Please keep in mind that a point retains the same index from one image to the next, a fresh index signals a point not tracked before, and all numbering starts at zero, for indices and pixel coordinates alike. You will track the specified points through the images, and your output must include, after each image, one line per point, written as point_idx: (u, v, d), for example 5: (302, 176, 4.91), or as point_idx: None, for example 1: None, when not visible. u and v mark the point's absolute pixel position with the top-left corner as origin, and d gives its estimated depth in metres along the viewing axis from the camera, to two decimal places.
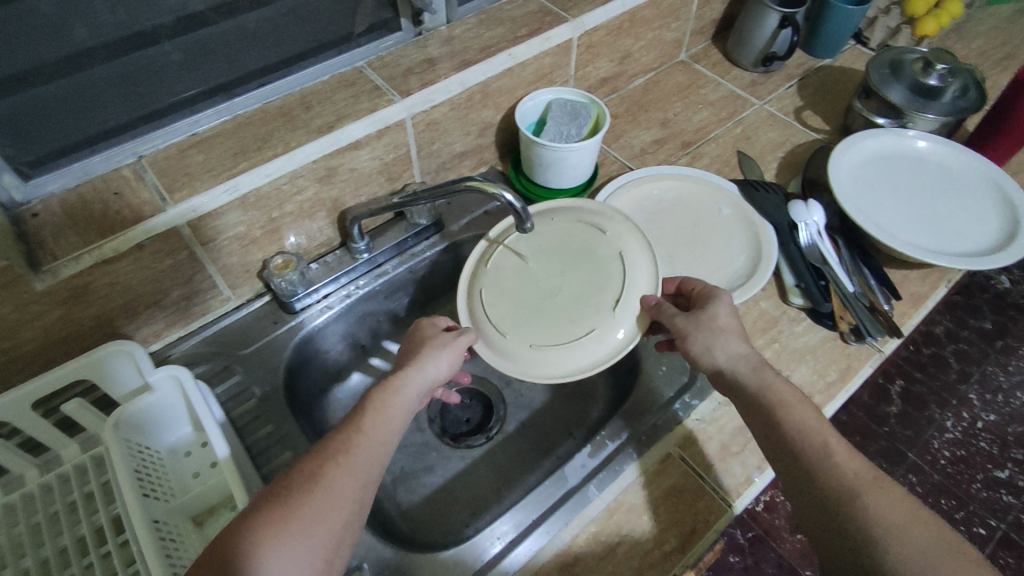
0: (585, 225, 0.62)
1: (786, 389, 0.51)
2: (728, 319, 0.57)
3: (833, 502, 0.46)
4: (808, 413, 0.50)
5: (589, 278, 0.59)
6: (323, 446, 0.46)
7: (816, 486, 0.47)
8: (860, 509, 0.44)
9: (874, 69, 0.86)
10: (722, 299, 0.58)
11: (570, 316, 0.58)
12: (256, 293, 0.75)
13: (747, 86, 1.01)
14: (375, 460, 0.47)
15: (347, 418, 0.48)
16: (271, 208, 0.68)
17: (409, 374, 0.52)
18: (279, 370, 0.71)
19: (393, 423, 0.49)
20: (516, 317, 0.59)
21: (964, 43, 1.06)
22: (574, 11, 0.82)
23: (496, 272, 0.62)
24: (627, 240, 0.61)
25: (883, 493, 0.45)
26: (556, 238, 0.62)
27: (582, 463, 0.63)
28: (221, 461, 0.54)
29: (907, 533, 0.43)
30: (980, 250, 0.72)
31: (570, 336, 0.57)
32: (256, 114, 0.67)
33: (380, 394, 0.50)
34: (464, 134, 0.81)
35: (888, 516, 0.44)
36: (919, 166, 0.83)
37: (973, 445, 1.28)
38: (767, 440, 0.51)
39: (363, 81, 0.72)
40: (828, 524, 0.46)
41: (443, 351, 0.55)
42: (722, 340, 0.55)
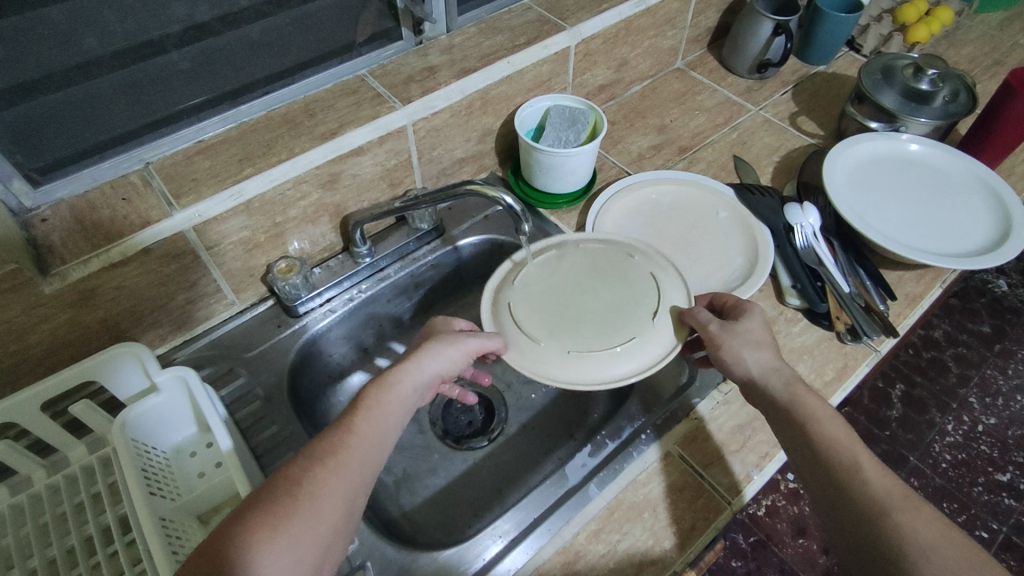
0: (612, 250, 0.66)
1: (818, 406, 0.52)
2: (763, 334, 0.58)
3: (863, 516, 0.45)
4: (840, 431, 0.50)
5: (624, 294, 0.61)
6: (313, 449, 0.46)
7: (845, 500, 0.47)
8: (892, 526, 0.44)
9: (865, 75, 0.88)
10: (755, 313, 0.59)
11: (609, 326, 0.59)
12: (260, 297, 0.77)
13: (742, 92, 1.03)
14: (368, 461, 0.47)
15: (339, 419, 0.49)
16: (275, 213, 0.69)
17: (405, 370, 0.52)
18: (283, 372, 0.72)
19: (386, 422, 0.49)
20: (552, 327, 0.59)
21: (954, 49, 1.08)
22: (572, 20, 0.84)
23: (524, 287, 0.63)
24: (659, 261, 0.65)
25: (915, 513, 0.44)
26: (588, 259, 0.65)
27: (582, 463, 0.64)
28: (226, 455, 0.55)
29: (936, 552, 0.42)
30: (973, 250, 0.74)
31: (612, 344, 0.57)
32: (261, 120, 0.69)
33: (374, 392, 0.50)
34: (465, 140, 0.83)
35: (917, 533, 0.43)
36: (915, 169, 0.84)
37: (975, 448, 1.32)
38: (799, 452, 0.52)
39: (364, 89, 0.74)
40: (857, 539, 0.46)
41: (444, 348, 0.55)
42: (756, 352, 0.56)
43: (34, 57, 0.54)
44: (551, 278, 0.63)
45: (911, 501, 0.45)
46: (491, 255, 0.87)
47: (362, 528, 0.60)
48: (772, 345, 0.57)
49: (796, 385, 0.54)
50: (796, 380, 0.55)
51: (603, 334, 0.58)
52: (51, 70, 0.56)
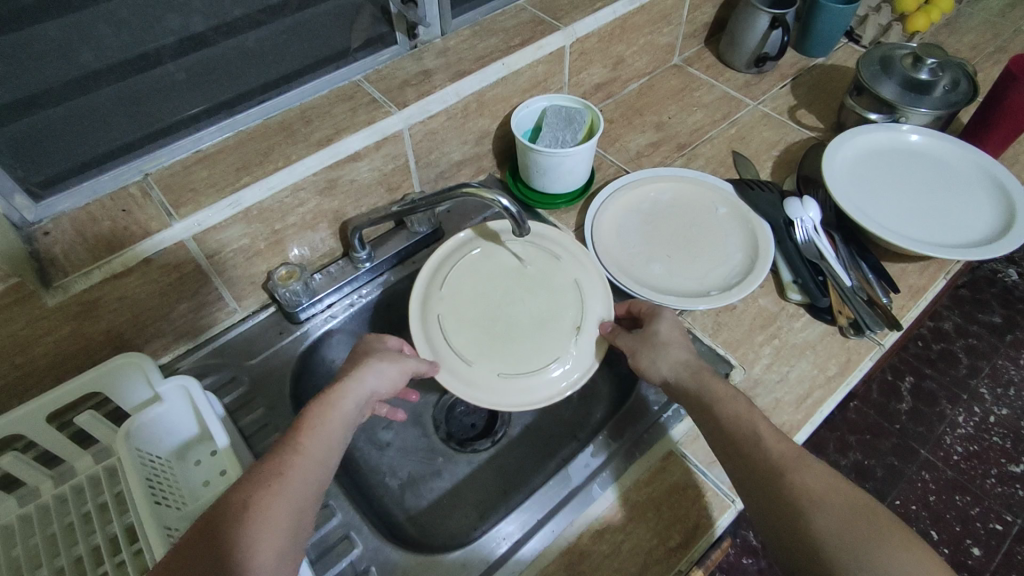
0: (539, 258, 0.73)
1: (721, 387, 0.54)
2: (671, 334, 0.61)
3: (763, 481, 0.47)
4: (739, 406, 0.52)
5: (550, 310, 0.69)
6: (257, 472, 0.46)
7: (750, 470, 0.49)
8: (788, 484, 0.46)
9: (864, 66, 0.87)
10: (665, 317, 0.63)
11: (536, 346, 0.67)
12: (262, 304, 0.77)
13: (740, 87, 1.03)
14: (314, 477, 0.48)
15: (282, 441, 0.49)
16: (274, 220, 0.70)
17: (347, 389, 0.54)
18: (285, 379, 0.72)
19: (329, 440, 0.50)
20: (482, 350, 0.67)
21: (955, 37, 1.07)
22: (566, 20, 0.84)
23: (455, 301, 0.70)
24: (583, 269, 0.72)
25: (809, 468, 0.47)
26: (513, 275, 0.72)
27: (585, 462, 0.63)
28: (222, 450, 0.57)
29: (826, 501, 0.45)
30: (976, 241, 0.73)
31: (537, 363, 0.66)
32: (257, 128, 0.70)
33: (315, 412, 0.51)
34: (462, 143, 0.83)
35: (809, 486, 0.46)
36: (915, 161, 0.83)
37: (986, 440, 1.34)
38: (713, 438, 0.53)
39: (360, 95, 0.74)
40: (763, 505, 0.47)
41: (385, 364, 0.58)
42: (665, 353, 0.60)
43: (32, 73, 0.55)
44: (479, 292, 0.71)
45: (802, 460, 0.47)
46: None
47: (366, 533, 0.60)
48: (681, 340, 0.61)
49: (697, 368, 0.57)
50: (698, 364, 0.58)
51: (529, 355, 0.67)
52: (49, 84, 0.56)
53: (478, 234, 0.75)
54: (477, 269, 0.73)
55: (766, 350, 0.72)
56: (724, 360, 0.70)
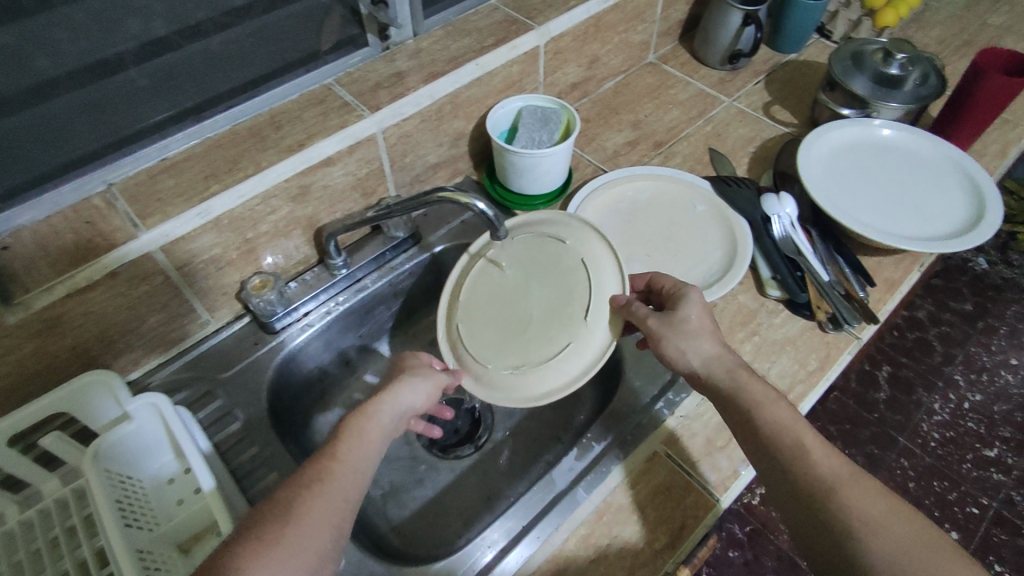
0: (544, 240, 0.65)
1: (760, 390, 0.53)
2: (700, 321, 0.58)
3: (815, 501, 0.48)
4: (785, 414, 0.52)
5: (558, 294, 0.62)
6: (300, 475, 0.47)
7: (796, 488, 0.49)
8: (841, 508, 0.46)
9: (836, 62, 0.87)
10: (692, 300, 0.60)
11: (547, 333, 0.60)
12: (236, 314, 0.75)
13: (715, 84, 1.03)
14: (354, 485, 0.48)
15: (322, 447, 0.50)
16: (245, 228, 0.68)
17: (384, 400, 0.54)
18: (261, 392, 0.70)
19: (368, 449, 0.51)
20: (496, 348, 0.62)
21: (924, 31, 1.08)
22: (540, 18, 0.83)
23: (467, 302, 0.65)
24: (590, 245, 0.64)
25: (862, 491, 0.47)
26: (518, 263, 0.65)
27: (569, 467, 0.63)
28: (207, 494, 0.53)
29: (885, 529, 0.45)
30: (949, 232, 0.74)
31: (550, 353, 0.60)
32: (227, 135, 0.68)
33: (355, 420, 0.52)
34: (437, 145, 0.82)
35: (866, 512, 0.46)
36: (888, 154, 0.84)
37: (962, 426, 1.42)
38: (753, 448, 0.53)
39: (332, 98, 0.73)
40: (811, 525, 0.48)
41: (422, 379, 0.57)
42: (694, 343, 0.57)
43: None
44: (489, 288, 0.65)
45: (856, 481, 0.48)
46: None
47: (347, 547, 0.58)
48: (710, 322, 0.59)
49: (723, 356, 0.56)
50: (729, 354, 0.56)
51: (541, 344, 0.60)
52: (6, 94, 0.54)
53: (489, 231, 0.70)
54: (483, 264, 0.66)
55: (747, 347, 0.72)
56: None
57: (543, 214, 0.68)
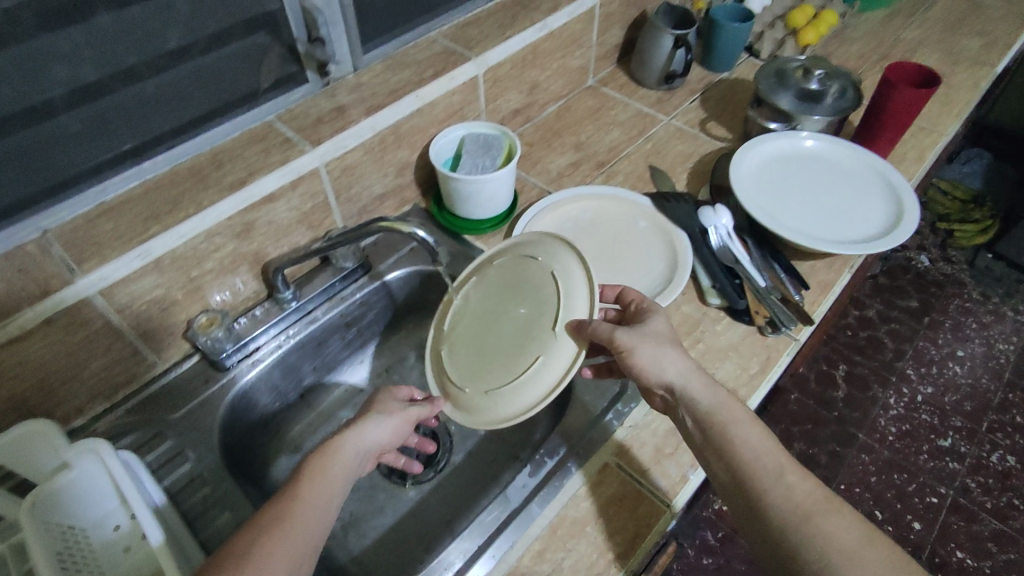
0: (519, 260, 0.65)
1: (737, 409, 0.55)
2: (671, 334, 0.60)
3: (788, 523, 0.48)
4: (759, 433, 0.54)
5: (528, 311, 0.60)
6: (258, 521, 0.47)
7: (771, 509, 0.50)
8: (818, 530, 0.47)
9: (762, 79, 0.92)
10: (659, 315, 0.63)
11: (519, 352, 0.59)
12: (184, 354, 0.74)
13: (653, 104, 1.07)
14: (314, 529, 0.47)
15: (282, 489, 0.49)
16: (189, 267, 0.68)
17: (349, 436, 0.54)
18: (213, 431, 0.69)
19: (330, 489, 0.51)
20: (474, 372, 0.62)
21: (844, 47, 1.15)
22: (477, 49, 0.86)
23: (453, 331, 0.66)
24: (561, 259, 0.61)
25: (837, 515, 0.48)
26: (496, 286, 0.65)
27: (523, 484, 0.63)
28: (155, 548, 0.52)
29: (858, 554, 0.46)
30: (872, 235, 0.78)
31: (520, 370, 0.58)
32: (166, 176, 0.69)
33: (317, 459, 0.52)
34: (382, 176, 0.83)
35: (840, 536, 0.47)
36: (816, 163, 0.88)
37: (915, 419, 1.48)
38: (727, 468, 0.53)
39: (273, 135, 0.74)
40: (784, 548, 0.48)
41: (388, 414, 0.58)
42: (669, 355, 0.58)
43: None
44: (471, 313, 0.66)
45: (830, 502, 0.49)
46: (418, 288, 0.87)
47: None
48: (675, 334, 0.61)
49: (698, 375, 0.57)
50: (701, 371, 0.58)
51: (514, 363, 0.59)
52: None
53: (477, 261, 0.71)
54: (468, 293, 0.68)
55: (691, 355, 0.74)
56: None
57: (526, 235, 0.67)
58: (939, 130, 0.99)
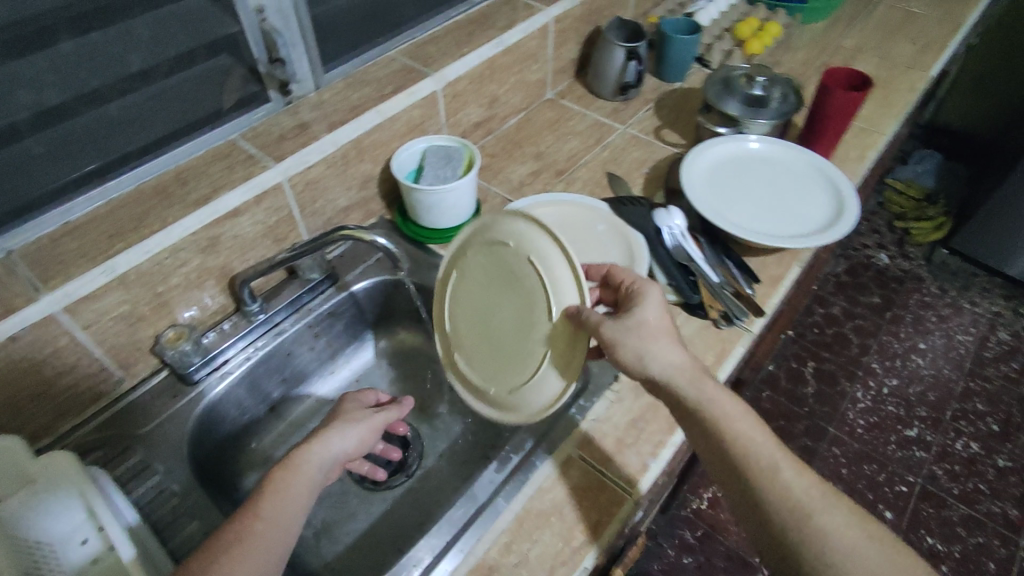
0: (494, 245, 0.63)
1: (728, 405, 0.56)
2: (658, 325, 0.60)
3: (787, 523, 0.51)
4: (752, 428, 0.55)
5: (521, 303, 0.61)
6: (218, 538, 0.49)
7: (771, 509, 0.52)
8: (817, 531, 0.50)
9: (710, 86, 0.96)
10: (649, 300, 0.61)
11: (526, 347, 0.62)
12: (153, 370, 0.75)
13: (610, 114, 1.11)
14: (275, 543, 0.50)
15: (245, 505, 0.51)
16: (155, 282, 0.69)
17: (312, 450, 0.57)
18: (182, 445, 0.70)
19: (292, 501, 0.53)
20: (492, 371, 0.65)
21: (789, 56, 1.21)
22: (435, 66, 0.89)
23: (459, 330, 0.69)
24: (532, 240, 0.59)
25: (835, 513, 0.51)
26: (482, 277, 0.65)
27: (490, 479, 0.65)
28: (127, 564, 0.54)
29: (857, 553, 0.49)
30: (817, 229, 0.83)
31: (533, 367, 0.61)
32: (131, 195, 0.70)
33: (280, 473, 0.54)
34: (346, 189, 0.85)
35: (840, 537, 0.49)
36: (763, 165, 0.93)
37: (883, 410, 1.53)
38: (722, 464, 0.55)
39: (237, 152, 0.76)
40: (783, 545, 0.51)
41: (350, 426, 0.61)
42: (654, 351, 0.58)
43: None
44: (468, 309, 0.67)
45: (826, 500, 0.51)
46: (385, 297, 0.89)
47: None
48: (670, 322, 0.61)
49: (694, 367, 0.58)
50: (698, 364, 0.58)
51: (525, 359, 0.62)
52: None
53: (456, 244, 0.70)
54: (458, 287, 0.69)
55: None
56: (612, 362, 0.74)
57: (484, 219, 0.65)
58: (879, 130, 1.04)
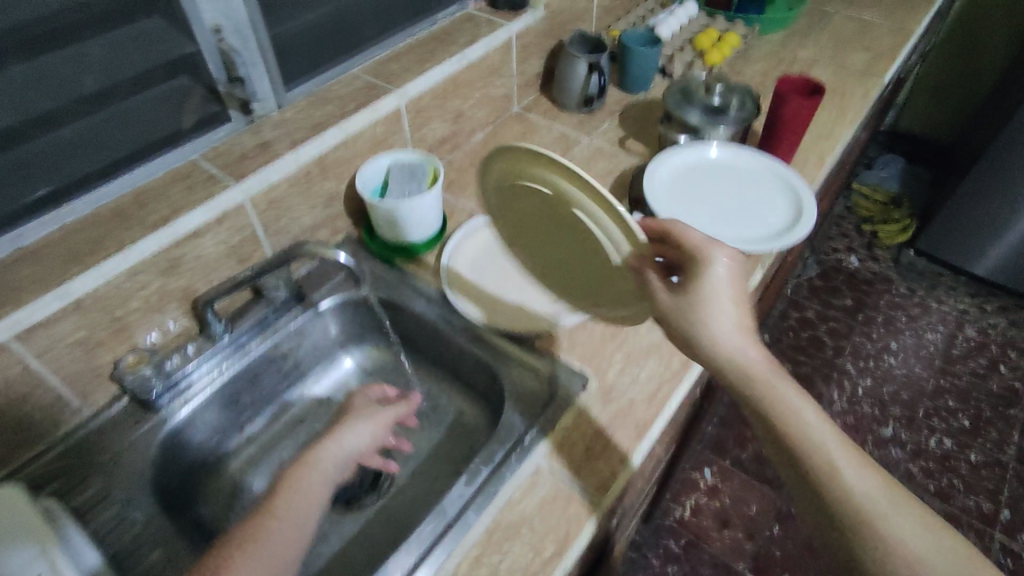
0: (535, 188, 0.70)
1: (791, 394, 0.51)
2: (723, 296, 0.55)
3: (848, 527, 0.46)
4: (816, 419, 0.50)
5: (574, 239, 0.71)
6: (233, 537, 0.50)
7: (833, 511, 0.47)
8: (883, 539, 0.44)
9: (669, 96, 0.98)
10: (717, 266, 0.56)
11: (583, 273, 0.73)
12: (113, 398, 0.72)
13: (575, 126, 1.13)
14: (290, 539, 0.51)
15: (261, 503, 0.53)
16: (113, 306, 0.68)
17: (324, 449, 0.58)
18: (144, 473, 0.69)
19: (306, 500, 0.54)
20: (552, 283, 0.80)
21: (748, 66, 1.24)
22: (398, 82, 0.90)
23: (518, 247, 0.81)
24: (572, 189, 0.66)
25: (905, 519, 0.45)
26: (528, 210, 0.74)
27: (459, 493, 0.64)
28: None
29: (926, 566, 0.43)
30: (777, 232, 0.85)
31: (593, 290, 0.74)
32: (88, 219, 0.69)
33: (294, 473, 0.56)
34: (311, 207, 0.85)
35: (909, 546, 0.44)
36: (724, 172, 0.94)
37: (858, 411, 1.54)
38: (780, 457, 0.51)
39: (198, 173, 0.76)
40: (846, 555, 0.46)
41: (362, 423, 0.62)
42: (712, 323, 0.54)
43: None
44: (522, 233, 0.78)
45: (896, 506, 0.45)
46: (352, 316, 0.88)
47: None
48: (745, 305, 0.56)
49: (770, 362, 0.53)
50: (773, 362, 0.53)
51: (586, 282, 0.74)
52: None
53: (485, 173, 0.77)
54: (506, 213, 0.78)
55: (618, 356, 0.77)
56: (579, 372, 0.74)
57: (515, 159, 0.71)
58: (836, 135, 1.07)
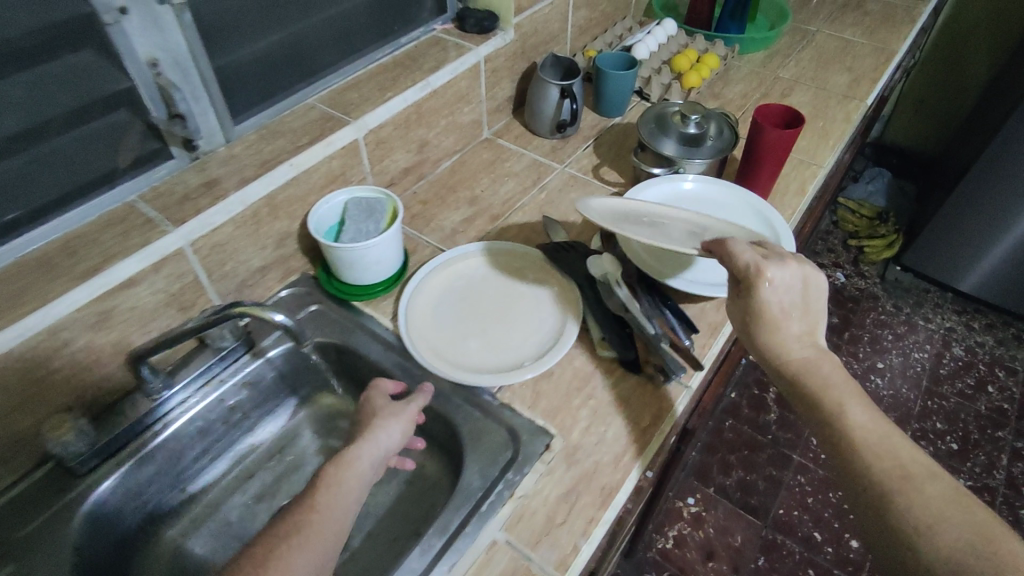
0: None
1: (831, 368, 0.56)
2: (785, 310, 0.58)
3: (875, 493, 0.49)
4: (843, 390, 0.54)
5: None
6: (269, 536, 0.50)
7: (859, 475, 0.50)
8: (901, 502, 0.47)
9: (643, 125, 0.94)
10: (775, 289, 0.58)
11: None
12: (37, 463, 0.67)
13: (548, 152, 1.08)
14: (330, 537, 0.52)
15: (300, 499, 0.54)
16: (35, 365, 0.62)
17: (360, 447, 0.59)
18: (65, 548, 0.62)
19: (344, 496, 0.55)
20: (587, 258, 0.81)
21: (727, 88, 1.20)
22: (356, 113, 0.85)
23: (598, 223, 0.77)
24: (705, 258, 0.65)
25: (924, 484, 0.48)
26: None
27: (411, 568, 0.59)
28: None
29: (942, 522, 0.45)
30: None
31: None
32: (10, 269, 0.65)
33: (333, 470, 0.56)
34: (261, 248, 0.80)
35: (923, 506, 0.46)
36: (698, 206, 0.90)
37: None
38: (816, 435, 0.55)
39: (135, 216, 0.71)
40: (874, 523, 0.48)
41: (393, 422, 0.63)
42: (775, 341, 0.58)
43: None
44: None
45: (912, 477, 0.48)
46: (305, 364, 0.83)
47: None
48: (801, 311, 0.59)
49: (820, 359, 0.57)
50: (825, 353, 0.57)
51: None
52: None
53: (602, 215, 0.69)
54: None
55: (584, 412, 0.72)
56: (543, 431, 0.70)
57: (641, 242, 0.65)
58: (816, 163, 1.03)
